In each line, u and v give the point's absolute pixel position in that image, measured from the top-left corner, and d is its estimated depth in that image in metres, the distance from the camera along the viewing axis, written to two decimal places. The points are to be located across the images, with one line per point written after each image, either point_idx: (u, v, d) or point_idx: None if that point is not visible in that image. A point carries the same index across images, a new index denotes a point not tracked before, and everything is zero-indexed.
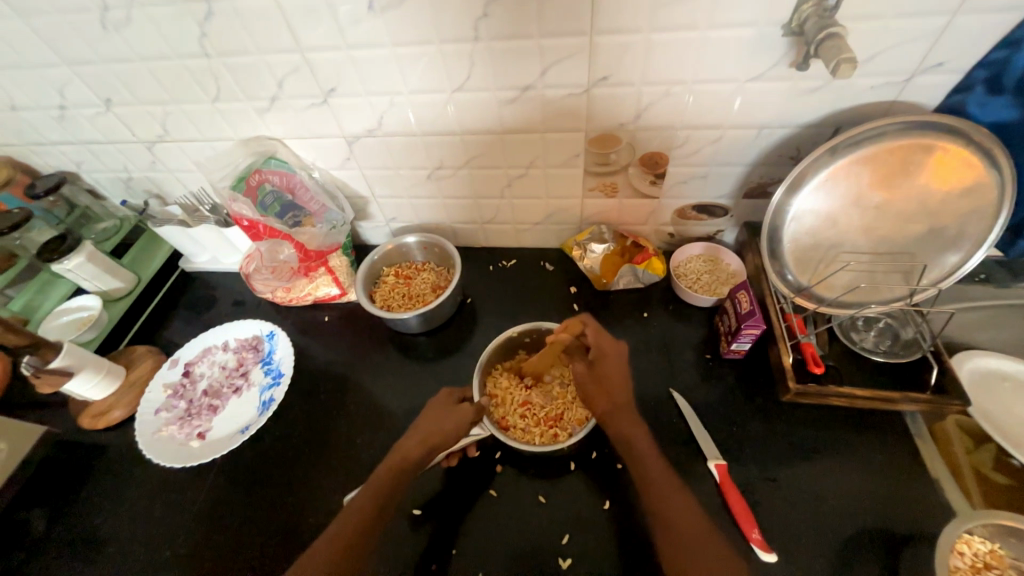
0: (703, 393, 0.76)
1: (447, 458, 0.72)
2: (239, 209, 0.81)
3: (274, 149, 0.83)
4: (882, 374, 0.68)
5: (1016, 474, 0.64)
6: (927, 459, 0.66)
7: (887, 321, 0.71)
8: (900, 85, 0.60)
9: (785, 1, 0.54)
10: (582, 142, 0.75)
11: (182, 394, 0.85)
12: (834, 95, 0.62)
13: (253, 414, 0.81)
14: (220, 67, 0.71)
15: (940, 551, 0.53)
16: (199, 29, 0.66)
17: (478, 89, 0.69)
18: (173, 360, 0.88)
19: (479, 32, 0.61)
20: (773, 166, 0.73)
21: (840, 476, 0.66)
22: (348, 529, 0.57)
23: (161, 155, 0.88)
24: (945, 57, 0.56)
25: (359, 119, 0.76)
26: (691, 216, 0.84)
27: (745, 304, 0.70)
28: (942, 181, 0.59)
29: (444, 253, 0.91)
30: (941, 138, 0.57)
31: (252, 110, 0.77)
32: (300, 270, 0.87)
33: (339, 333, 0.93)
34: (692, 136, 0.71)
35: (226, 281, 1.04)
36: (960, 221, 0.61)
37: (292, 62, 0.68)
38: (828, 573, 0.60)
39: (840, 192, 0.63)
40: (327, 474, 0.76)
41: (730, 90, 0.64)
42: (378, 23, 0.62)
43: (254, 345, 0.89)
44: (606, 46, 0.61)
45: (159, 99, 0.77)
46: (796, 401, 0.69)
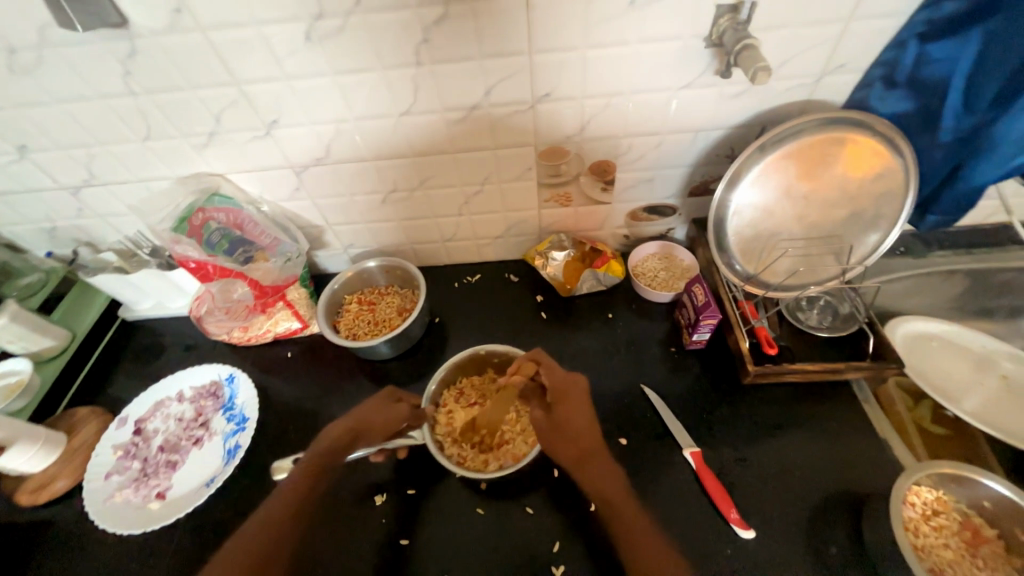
0: (672, 385, 0.79)
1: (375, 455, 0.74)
2: (183, 250, 0.76)
3: (217, 185, 0.80)
4: (829, 348, 0.73)
5: (951, 424, 0.76)
6: (877, 422, 0.72)
7: (827, 298, 0.77)
8: (811, 86, 0.66)
9: (703, 15, 0.59)
10: (533, 156, 0.77)
11: (135, 453, 0.78)
12: (757, 97, 0.68)
13: (218, 465, 0.77)
14: (150, 106, 0.67)
15: (895, 504, 0.57)
16: (123, 67, 0.63)
17: (426, 111, 0.69)
18: (121, 419, 0.82)
19: (421, 56, 0.62)
20: (711, 166, 0.79)
21: (804, 448, 0.71)
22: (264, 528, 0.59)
23: (89, 201, 0.82)
24: (846, 59, 0.63)
25: (306, 148, 0.74)
26: (642, 218, 0.88)
27: (701, 296, 0.74)
28: (855, 170, 0.65)
29: (412, 277, 0.90)
30: (851, 131, 0.63)
31: (188, 148, 0.74)
32: (256, 307, 0.84)
33: (305, 368, 0.89)
34: (634, 143, 0.75)
35: (175, 327, 0.98)
36: (876, 203, 0.67)
37: (229, 96, 0.66)
38: (804, 540, 0.64)
39: (772, 185, 0.68)
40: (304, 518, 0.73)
41: (665, 98, 0.68)
42: (317, 52, 0.62)
43: (213, 391, 0.84)
44: (546, 63, 0.64)
45: (82, 142, 0.72)
46: (757, 382, 0.73)
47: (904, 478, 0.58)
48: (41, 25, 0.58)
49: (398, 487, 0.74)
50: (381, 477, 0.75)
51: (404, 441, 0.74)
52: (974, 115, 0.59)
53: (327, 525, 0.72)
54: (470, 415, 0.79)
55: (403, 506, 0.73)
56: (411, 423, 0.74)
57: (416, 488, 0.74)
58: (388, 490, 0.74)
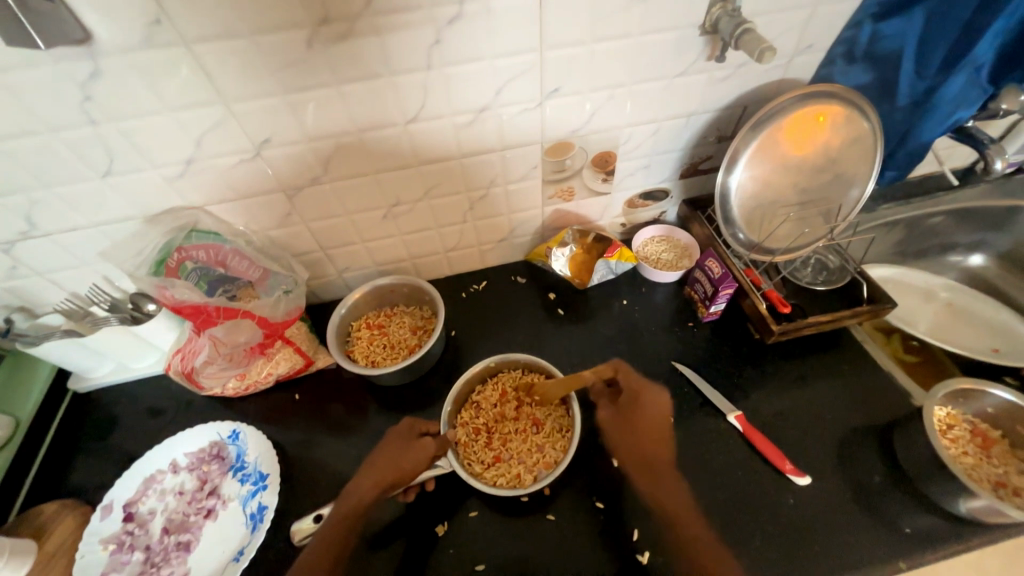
0: (699, 357, 0.82)
1: (403, 492, 0.68)
2: (176, 295, 0.68)
3: (195, 221, 0.71)
4: (828, 299, 0.81)
5: (920, 352, 0.84)
6: (877, 358, 0.81)
7: (816, 256, 0.86)
8: (785, 66, 0.73)
9: (699, 5, 0.62)
10: (539, 153, 0.77)
11: (133, 543, 0.67)
12: (741, 80, 0.73)
13: (243, 533, 0.67)
14: (113, 136, 0.58)
15: (926, 416, 0.66)
16: (82, 92, 0.54)
17: (434, 116, 0.67)
18: (105, 506, 0.69)
19: (432, 59, 0.60)
20: (701, 148, 0.84)
21: (825, 392, 0.77)
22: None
23: (26, 257, 0.69)
24: (814, 40, 0.70)
25: (300, 167, 0.68)
26: (639, 204, 0.92)
27: (717, 269, 0.79)
28: (835, 137, 0.74)
29: (422, 293, 0.86)
30: (826, 103, 0.70)
31: (159, 180, 0.64)
32: (257, 349, 0.75)
33: (317, 408, 0.81)
34: (635, 132, 0.78)
35: (145, 389, 0.85)
36: (852, 164, 0.76)
37: (214, 116, 0.59)
38: (847, 475, 0.70)
39: (768, 158, 0.75)
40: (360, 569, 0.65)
41: (663, 87, 0.72)
42: (319, 61, 0.57)
43: (216, 453, 0.74)
44: (555, 59, 0.64)
45: (21, 187, 0.60)
46: (777, 341, 0.79)
47: (935, 393, 0.67)
48: None
49: (456, 512, 0.69)
50: (437, 504, 0.70)
51: (433, 470, 0.68)
52: (926, 77, 0.69)
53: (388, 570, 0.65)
54: (490, 433, 0.75)
55: (468, 530, 0.67)
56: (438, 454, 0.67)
57: (477, 508, 0.69)
58: (449, 518, 0.69)
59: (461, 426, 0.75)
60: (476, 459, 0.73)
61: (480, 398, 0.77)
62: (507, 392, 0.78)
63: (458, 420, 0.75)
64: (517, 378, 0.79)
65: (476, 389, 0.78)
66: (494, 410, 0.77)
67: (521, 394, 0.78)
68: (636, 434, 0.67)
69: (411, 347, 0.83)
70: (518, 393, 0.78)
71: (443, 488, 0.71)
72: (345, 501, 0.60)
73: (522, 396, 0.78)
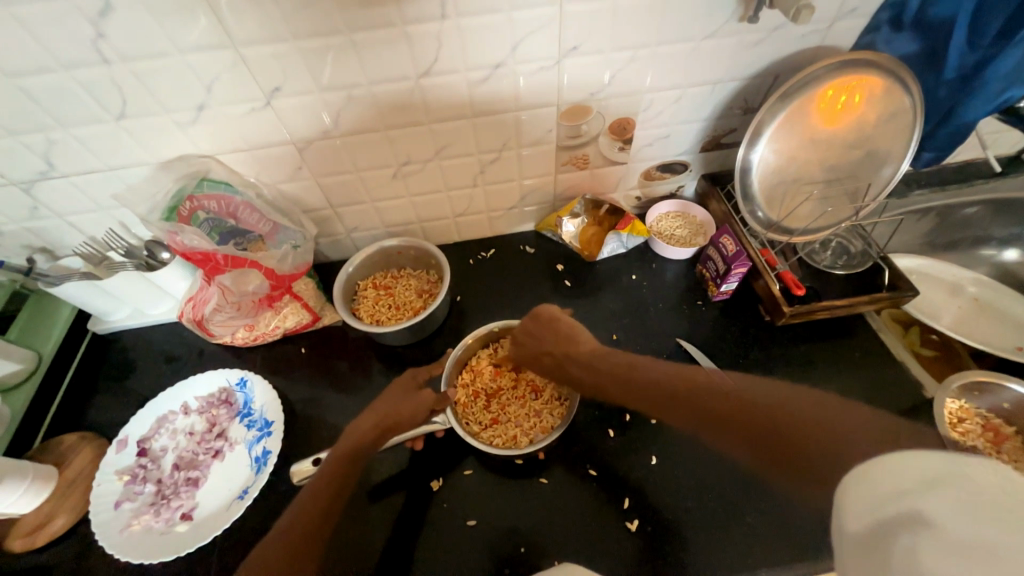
0: (704, 336, 0.81)
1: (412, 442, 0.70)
2: (186, 241, 0.69)
3: (207, 169, 0.71)
4: (846, 284, 0.78)
5: (937, 346, 0.81)
6: (893, 348, 0.78)
7: (837, 240, 0.82)
8: (824, 31, 0.68)
9: None
10: (554, 116, 0.74)
11: (146, 476, 0.71)
12: (774, 44, 0.69)
13: (248, 475, 0.70)
14: (126, 77, 0.58)
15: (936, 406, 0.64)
16: (94, 29, 0.53)
17: (447, 72, 0.65)
18: (120, 441, 0.73)
19: (446, 8, 0.58)
20: (726, 119, 0.80)
21: (833, 379, 0.76)
22: (303, 514, 0.55)
23: (45, 198, 0.70)
24: (858, 3, 0.65)
25: (310, 119, 0.67)
26: (655, 177, 0.89)
27: (731, 246, 0.76)
28: (871, 111, 0.69)
29: (429, 256, 0.86)
30: (864, 73, 0.66)
31: (171, 125, 0.65)
32: (265, 301, 0.77)
33: (322, 363, 0.83)
34: (656, 98, 0.74)
35: (159, 335, 0.87)
36: (887, 140, 0.71)
37: (224, 60, 0.59)
38: None
39: (794, 131, 0.71)
40: (358, 514, 0.67)
41: (689, 49, 0.68)
42: (330, 6, 0.55)
43: (224, 399, 0.77)
44: (576, 14, 0.61)
45: (37, 125, 0.61)
46: (788, 323, 0.77)
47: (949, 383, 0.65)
48: None
49: (451, 469, 0.71)
50: (433, 461, 0.71)
51: (430, 426, 0.69)
52: (978, 50, 0.63)
53: (385, 517, 0.67)
54: (490, 395, 0.76)
55: (462, 487, 0.69)
56: (436, 409, 0.68)
57: (472, 467, 0.71)
58: (444, 474, 0.70)
59: (461, 389, 0.76)
60: (474, 420, 0.74)
61: (480, 361, 0.78)
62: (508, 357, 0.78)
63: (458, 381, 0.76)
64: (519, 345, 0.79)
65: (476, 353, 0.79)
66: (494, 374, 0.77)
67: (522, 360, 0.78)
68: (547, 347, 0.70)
69: (416, 310, 0.84)
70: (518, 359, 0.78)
71: (440, 446, 0.72)
72: (350, 434, 0.62)
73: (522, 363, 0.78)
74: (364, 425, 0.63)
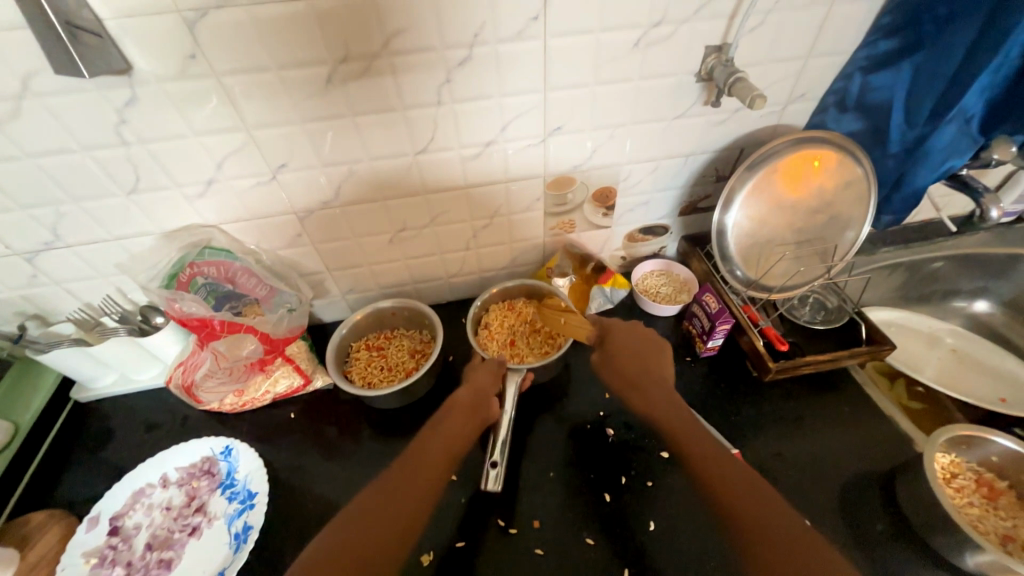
0: (695, 392, 0.82)
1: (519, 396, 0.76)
2: (184, 308, 0.70)
3: (210, 238, 0.74)
4: (826, 339, 0.82)
5: (925, 399, 0.82)
6: (879, 403, 0.79)
7: (814, 295, 0.87)
8: (780, 112, 0.77)
9: (695, 53, 0.66)
10: (541, 185, 0.80)
11: (115, 558, 0.66)
12: (738, 123, 0.77)
13: (225, 554, 0.66)
14: (142, 155, 0.63)
15: (927, 461, 0.65)
16: (117, 116, 0.58)
17: (443, 148, 0.71)
18: (92, 518, 0.69)
19: (442, 96, 0.65)
20: (700, 186, 0.87)
21: (825, 434, 0.76)
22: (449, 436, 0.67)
23: (47, 266, 0.72)
24: (806, 89, 0.74)
25: (313, 192, 0.72)
26: (638, 238, 0.94)
27: (714, 304, 0.79)
28: (829, 180, 0.76)
29: (422, 317, 0.87)
30: (819, 147, 0.73)
31: (180, 198, 0.68)
32: (256, 365, 0.76)
33: (310, 428, 0.81)
34: (634, 169, 0.81)
35: (142, 402, 0.85)
36: (849, 207, 0.78)
37: (235, 141, 0.64)
38: (844, 521, 0.68)
39: (763, 197, 0.77)
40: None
41: (662, 128, 0.75)
42: (337, 95, 0.62)
43: (206, 469, 0.74)
44: (559, 100, 0.68)
45: (51, 199, 0.64)
46: (775, 378, 0.79)
47: (935, 437, 0.66)
48: (24, 74, 0.53)
49: (443, 542, 0.67)
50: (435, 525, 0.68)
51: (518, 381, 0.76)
52: (916, 127, 0.71)
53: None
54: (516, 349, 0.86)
55: (453, 562, 0.66)
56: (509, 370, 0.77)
57: (464, 538, 0.68)
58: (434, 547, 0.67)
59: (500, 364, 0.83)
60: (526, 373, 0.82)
61: (484, 334, 0.87)
62: (497, 320, 0.88)
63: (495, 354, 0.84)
64: (493, 309, 0.90)
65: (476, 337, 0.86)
66: (507, 335, 0.87)
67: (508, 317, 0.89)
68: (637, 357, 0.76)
69: (408, 371, 0.84)
70: (500, 315, 0.89)
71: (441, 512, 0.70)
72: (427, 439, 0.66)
73: (507, 315, 0.89)
74: (447, 433, 0.67)
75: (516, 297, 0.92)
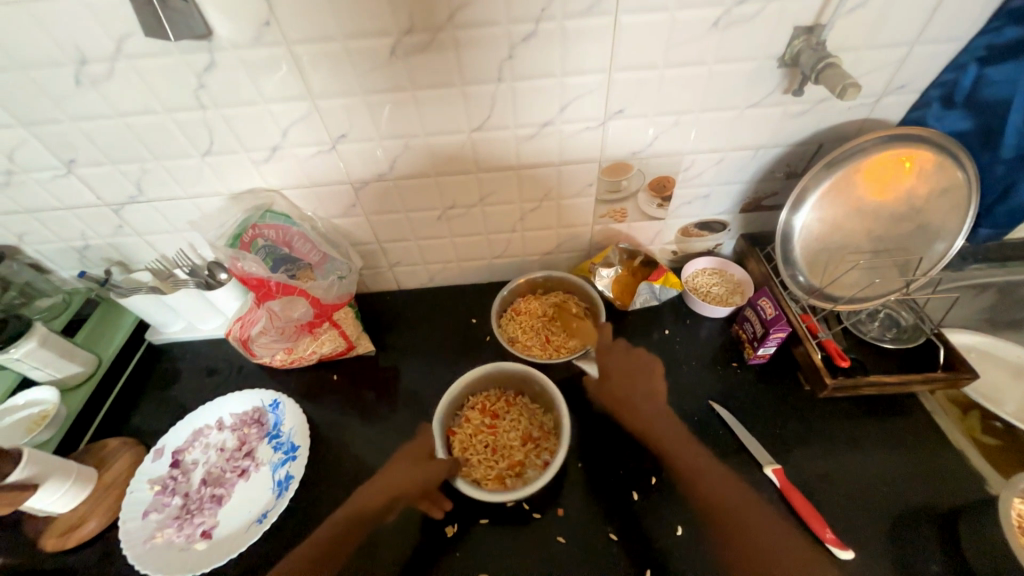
0: (739, 400, 0.78)
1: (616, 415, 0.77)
2: (246, 267, 0.75)
3: (272, 202, 0.78)
4: (894, 359, 0.75)
5: (1003, 435, 0.72)
6: (950, 434, 0.73)
7: (887, 311, 0.79)
8: (871, 105, 0.69)
9: (782, 35, 0.61)
10: (596, 171, 0.77)
11: (175, 488, 0.73)
12: (821, 115, 0.70)
13: (269, 498, 0.71)
14: (216, 119, 0.66)
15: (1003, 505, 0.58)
16: (197, 81, 0.62)
17: (499, 127, 0.69)
18: (157, 450, 0.76)
19: (502, 72, 0.63)
20: (768, 183, 0.81)
21: (880, 461, 0.71)
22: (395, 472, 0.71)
23: (130, 219, 0.79)
24: (906, 81, 0.66)
25: (369, 164, 0.73)
26: (693, 234, 0.89)
27: (770, 310, 0.74)
28: (922, 185, 0.68)
29: (549, 398, 0.76)
30: (915, 147, 0.66)
31: (247, 163, 0.72)
32: (306, 327, 0.80)
33: (349, 392, 0.84)
34: (697, 159, 0.76)
35: (203, 350, 0.92)
36: (941, 217, 0.69)
37: (300, 110, 0.66)
38: (893, 554, 0.63)
39: (841, 199, 0.71)
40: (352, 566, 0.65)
41: (733, 117, 0.70)
42: (399, 68, 0.62)
43: (256, 418, 0.79)
44: (624, 81, 0.65)
45: (136, 157, 0.70)
46: (830, 395, 0.74)
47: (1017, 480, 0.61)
48: (119, 37, 0.57)
49: (468, 516, 0.69)
50: None
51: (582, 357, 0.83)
52: None
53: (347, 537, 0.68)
54: (550, 335, 0.86)
55: (476, 537, 0.68)
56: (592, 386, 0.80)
57: (489, 516, 0.69)
58: (459, 520, 0.69)
59: (558, 355, 0.84)
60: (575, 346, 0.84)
61: (515, 341, 0.86)
62: (516, 328, 0.88)
63: (542, 358, 0.83)
64: (502, 323, 0.89)
65: (513, 354, 0.85)
66: (537, 337, 0.86)
67: (522, 319, 0.89)
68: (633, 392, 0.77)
69: (515, 465, 0.74)
70: (515, 325, 0.88)
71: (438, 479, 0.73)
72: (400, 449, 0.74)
73: (521, 320, 0.89)
74: (404, 463, 0.72)
75: (515, 300, 0.92)
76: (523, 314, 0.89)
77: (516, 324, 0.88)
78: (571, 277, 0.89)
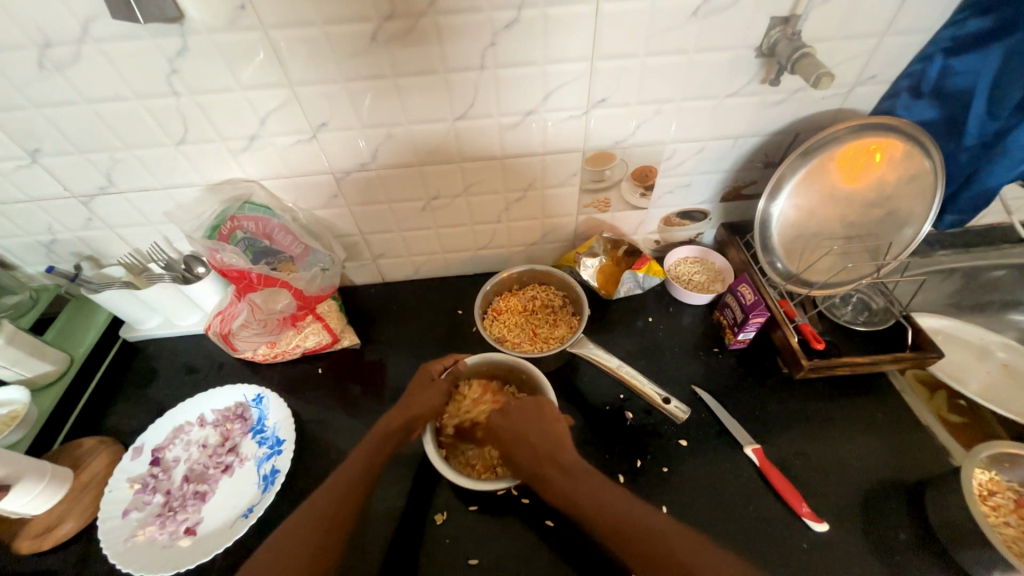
0: (720, 384, 0.80)
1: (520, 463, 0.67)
2: (225, 259, 0.74)
3: (250, 193, 0.76)
4: (866, 341, 0.78)
5: (967, 412, 0.77)
6: (917, 411, 0.76)
7: (859, 295, 0.82)
8: (844, 95, 0.71)
9: (759, 25, 0.62)
10: (579, 160, 0.78)
11: (156, 486, 0.72)
12: (796, 105, 0.72)
13: (255, 492, 0.71)
14: (190, 106, 0.64)
15: (965, 476, 0.62)
16: (169, 66, 0.59)
17: (483, 116, 0.69)
18: (136, 448, 0.74)
19: (485, 60, 0.63)
20: (747, 172, 0.82)
21: (853, 439, 0.74)
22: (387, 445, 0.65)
23: (100, 211, 0.76)
24: (877, 71, 0.68)
25: (350, 153, 0.72)
26: (675, 223, 0.91)
27: (749, 295, 0.76)
28: (890, 172, 0.71)
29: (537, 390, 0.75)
30: (886, 135, 0.68)
31: (225, 153, 0.70)
32: (289, 320, 0.79)
33: (335, 385, 0.84)
34: (678, 149, 0.77)
35: (181, 346, 0.89)
36: (909, 202, 0.72)
37: (278, 97, 0.64)
38: (864, 526, 0.66)
39: (816, 187, 0.73)
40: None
41: (712, 106, 0.71)
42: (380, 55, 0.61)
43: (239, 414, 0.78)
44: (606, 69, 0.65)
45: (106, 147, 0.67)
46: (806, 377, 0.76)
47: (976, 453, 0.64)
48: (84, 19, 0.54)
49: (457, 503, 0.70)
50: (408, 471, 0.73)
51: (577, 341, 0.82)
52: (998, 119, 0.65)
53: None
54: (536, 327, 0.87)
55: (465, 523, 0.68)
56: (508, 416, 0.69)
57: (478, 503, 0.70)
58: (447, 509, 0.69)
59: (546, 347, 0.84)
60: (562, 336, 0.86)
61: (501, 337, 0.86)
62: (499, 326, 0.87)
63: (533, 352, 0.83)
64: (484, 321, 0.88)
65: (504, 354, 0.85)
66: (524, 333, 0.86)
67: (505, 316, 0.88)
68: (532, 439, 0.66)
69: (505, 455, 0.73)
70: (498, 324, 0.87)
71: (426, 468, 0.73)
72: (373, 443, 0.65)
73: (504, 319, 0.88)
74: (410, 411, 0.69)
75: (493, 299, 0.91)
76: (505, 311, 0.89)
77: (498, 322, 0.88)
78: (549, 269, 0.90)
